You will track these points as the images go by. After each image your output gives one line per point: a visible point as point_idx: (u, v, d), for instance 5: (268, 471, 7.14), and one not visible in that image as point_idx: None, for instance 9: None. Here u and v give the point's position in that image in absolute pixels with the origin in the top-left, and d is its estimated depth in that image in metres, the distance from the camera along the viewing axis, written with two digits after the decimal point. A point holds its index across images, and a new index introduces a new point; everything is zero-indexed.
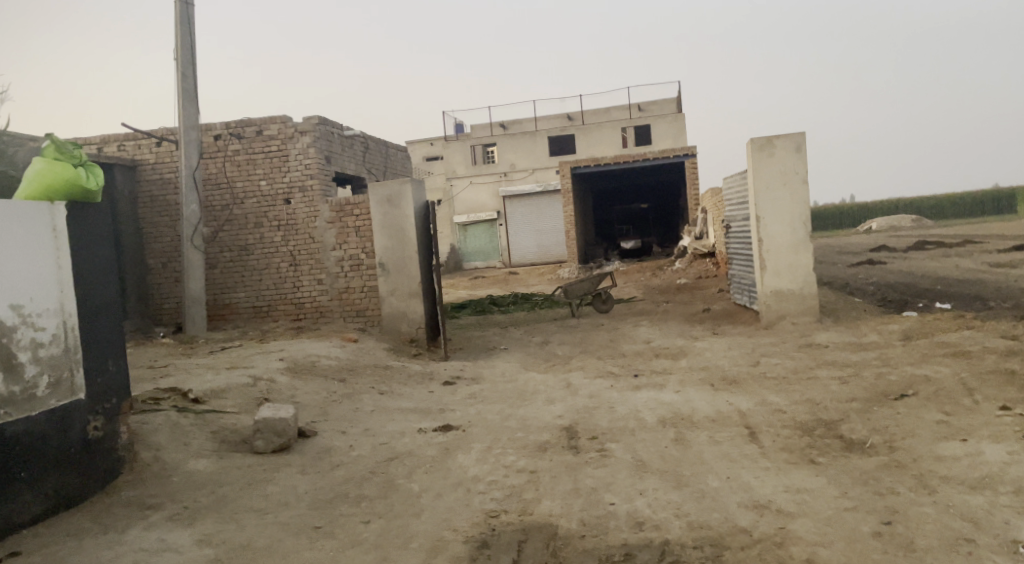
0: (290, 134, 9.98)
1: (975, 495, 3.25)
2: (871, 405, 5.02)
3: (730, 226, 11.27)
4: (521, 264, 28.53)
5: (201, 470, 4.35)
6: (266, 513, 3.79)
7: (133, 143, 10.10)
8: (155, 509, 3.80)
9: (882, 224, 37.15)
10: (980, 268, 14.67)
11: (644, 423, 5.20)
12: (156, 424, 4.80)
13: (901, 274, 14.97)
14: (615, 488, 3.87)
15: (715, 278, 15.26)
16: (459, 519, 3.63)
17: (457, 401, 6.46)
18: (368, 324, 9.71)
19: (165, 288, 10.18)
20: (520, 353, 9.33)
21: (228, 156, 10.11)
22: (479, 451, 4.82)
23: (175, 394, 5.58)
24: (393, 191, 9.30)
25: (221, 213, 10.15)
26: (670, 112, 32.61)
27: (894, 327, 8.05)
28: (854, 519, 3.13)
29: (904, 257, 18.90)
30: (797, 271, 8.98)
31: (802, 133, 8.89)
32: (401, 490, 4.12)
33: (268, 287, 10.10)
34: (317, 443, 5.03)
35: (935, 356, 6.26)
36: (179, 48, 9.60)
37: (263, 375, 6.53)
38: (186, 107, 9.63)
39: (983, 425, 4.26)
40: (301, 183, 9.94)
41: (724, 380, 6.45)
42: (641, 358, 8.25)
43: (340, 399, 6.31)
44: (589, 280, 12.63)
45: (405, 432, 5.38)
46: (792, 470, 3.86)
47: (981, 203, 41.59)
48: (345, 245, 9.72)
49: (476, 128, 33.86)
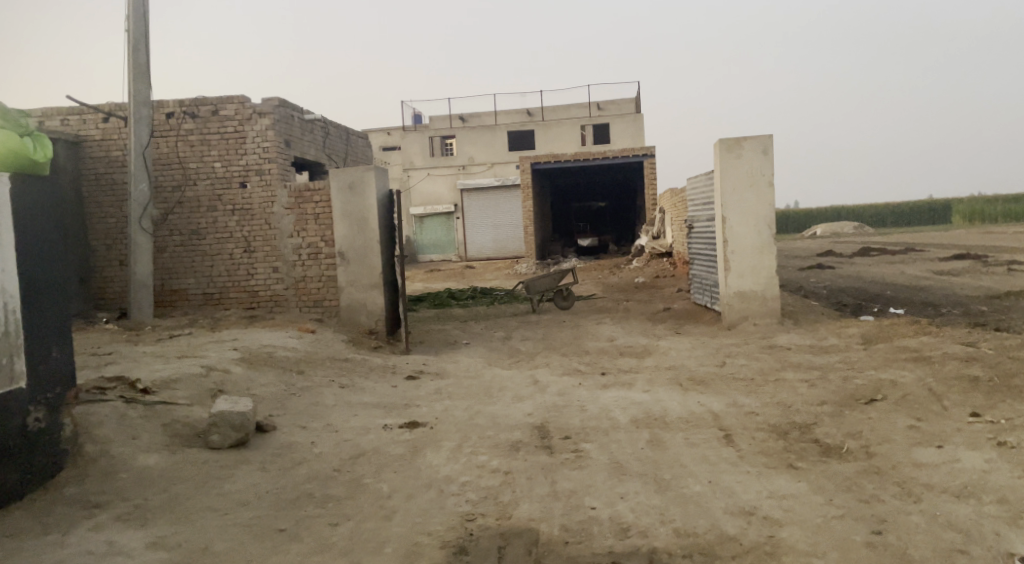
0: (248, 115, 9.58)
1: (960, 504, 3.25)
2: (842, 409, 5.04)
3: (693, 226, 11.31)
4: (477, 258, 28.33)
5: (152, 466, 4.05)
6: (225, 514, 3.54)
7: (77, 117, 9.53)
8: (102, 508, 3.51)
9: (827, 230, 38.25)
10: (926, 275, 15.14)
11: (617, 423, 5.10)
12: (102, 415, 4.46)
13: (851, 279, 15.37)
14: (594, 491, 3.75)
15: (673, 278, 15.36)
16: (434, 522, 3.45)
17: (422, 396, 6.25)
18: (325, 315, 9.39)
19: (110, 272, 9.65)
20: (483, 348, 9.16)
21: (181, 135, 9.63)
22: (449, 449, 4.63)
23: (121, 384, 5.22)
24: (356, 178, 8.99)
25: (171, 195, 9.67)
26: (629, 111, 32.87)
27: (854, 331, 8.17)
28: (844, 528, 3.08)
29: (851, 263, 19.46)
30: (760, 272, 9.05)
31: (769, 136, 8.96)
32: (370, 490, 3.91)
33: (220, 274, 9.68)
34: (276, 439, 4.77)
35: (897, 360, 6.35)
36: (131, 18, 9.08)
37: (216, 365, 6.20)
38: (137, 81, 9.10)
39: (955, 431, 4.29)
40: (258, 167, 9.56)
41: (692, 380, 6.40)
42: (606, 356, 8.17)
43: (298, 392, 6.02)
44: (551, 276, 12.53)
45: (370, 428, 5.15)
46: (774, 474, 3.81)
47: (918, 214, 43.30)
48: (304, 232, 9.38)
49: (434, 119, 33.42)
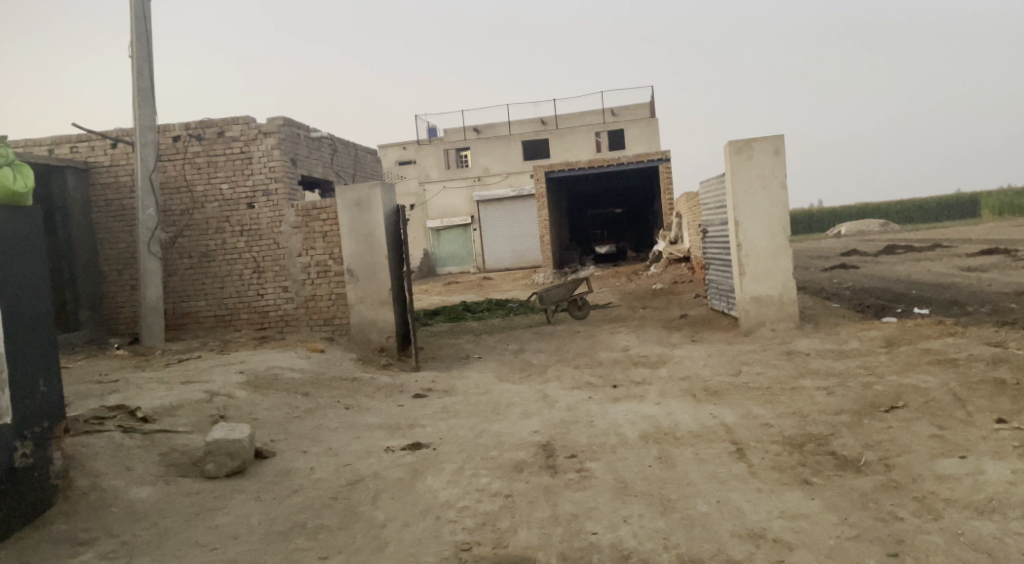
0: (253, 135, 9.56)
1: (983, 520, 3.03)
2: (861, 418, 4.81)
3: (707, 231, 11.07)
4: (495, 269, 28.26)
5: (144, 499, 3.95)
6: (213, 549, 3.43)
7: (86, 144, 9.59)
8: (88, 545, 3.42)
9: (851, 228, 37.67)
10: (952, 272, 14.73)
11: (625, 439, 4.92)
12: (97, 447, 4.38)
13: (875, 278, 15.00)
14: (596, 514, 3.58)
15: (691, 283, 15.10)
16: (426, 554, 3.31)
17: (427, 415, 6.12)
18: (335, 334, 9.31)
19: (122, 297, 9.67)
20: (495, 362, 9.02)
21: (187, 158, 9.65)
22: (450, 472, 4.49)
23: (121, 413, 5.15)
24: (362, 195, 8.93)
25: (180, 218, 9.69)
26: (643, 116, 32.63)
27: (876, 333, 7.88)
28: (858, 550, 2.88)
29: (875, 261, 19.01)
30: (776, 276, 8.81)
31: (781, 136, 8.73)
32: (364, 519, 3.78)
33: (230, 295, 9.67)
34: (275, 465, 4.66)
35: (920, 364, 6.09)
36: (135, 44, 9.14)
37: (220, 390, 6.12)
38: (142, 106, 9.14)
39: (980, 440, 4.05)
40: (265, 187, 9.54)
41: (706, 391, 6.19)
42: (620, 367, 7.98)
43: (302, 415, 5.92)
44: (565, 286, 12.34)
45: (371, 451, 5.02)
46: (785, 492, 3.61)
47: (945, 209, 42.42)
48: (312, 251, 9.33)
49: (449, 132, 33.49)
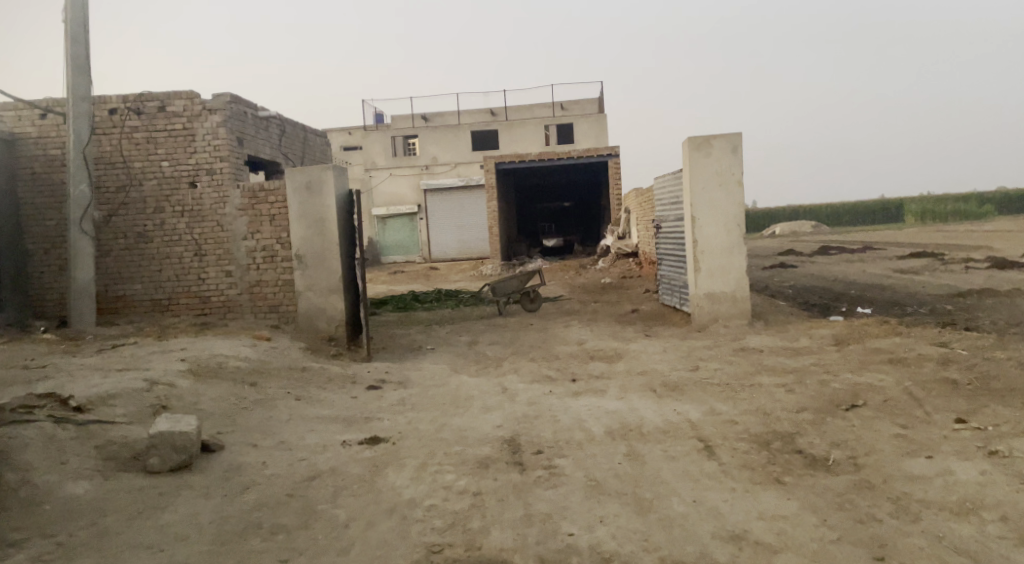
0: (197, 112, 9.05)
1: (961, 522, 3.06)
2: (823, 415, 4.85)
3: (660, 226, 11.12)
4: (441, 260, 27.91)
5: (81, 495, 3.63)
6: (160, 551, 3.16)
7: (12, 114, 8.92)
8: (19, 547, 3.09)
9: (786, 228, 38.76)
10: (887, 273, 15.24)
11: (591, 434, 4.83)
12: (26, 438, 4.01)
13: (815, 277, 15.40)
14: (571, 514, 3.46)
15: (640, 279, 15.18)
16: (396, 555, 3.14)
17: (384, 408, 5.90)
18: (282, 321, 8.95)
19: (49, 278, 9.05)
20: (448, 353, 8.82)
21: (124, 132, 9.08)
22: (413, 468, 4.30)
23: (52, 401, 4.76)
24: (313, 178, 8.58)
25: (115, 196, 9.11)
26: (592, 111, 32.71)
27: (825, 331, 8.05)
28: (844, 554, 2.86)
29: (813, 261, 19.61)
30: (729, 273, 8.89)
31: (739, 134, 8.80)
32: (325, 518, 3.57)
33: (168, 279, 9.15)
34: (223, 459, 4.37)
35: (873, 363, 6.21)
36: (69, 8, 8.54)
37: (161, 378, 5.75)
38: (76, 75, 8.56)
39: (943, 440, 4.12)
40: (209, 166, 9.05)
41: (666, 387, 6.17)
42: (576, 360, 7.90)
43: (250, 406, 5.61)
44: (518, 278, 12.22)
45: (328, 445, 4.79)
46: (760, 491, 3.58)
47: (873, 213, 44.15)
48: (258, 235, 8.92)
49: (396, 118, 32.89)
